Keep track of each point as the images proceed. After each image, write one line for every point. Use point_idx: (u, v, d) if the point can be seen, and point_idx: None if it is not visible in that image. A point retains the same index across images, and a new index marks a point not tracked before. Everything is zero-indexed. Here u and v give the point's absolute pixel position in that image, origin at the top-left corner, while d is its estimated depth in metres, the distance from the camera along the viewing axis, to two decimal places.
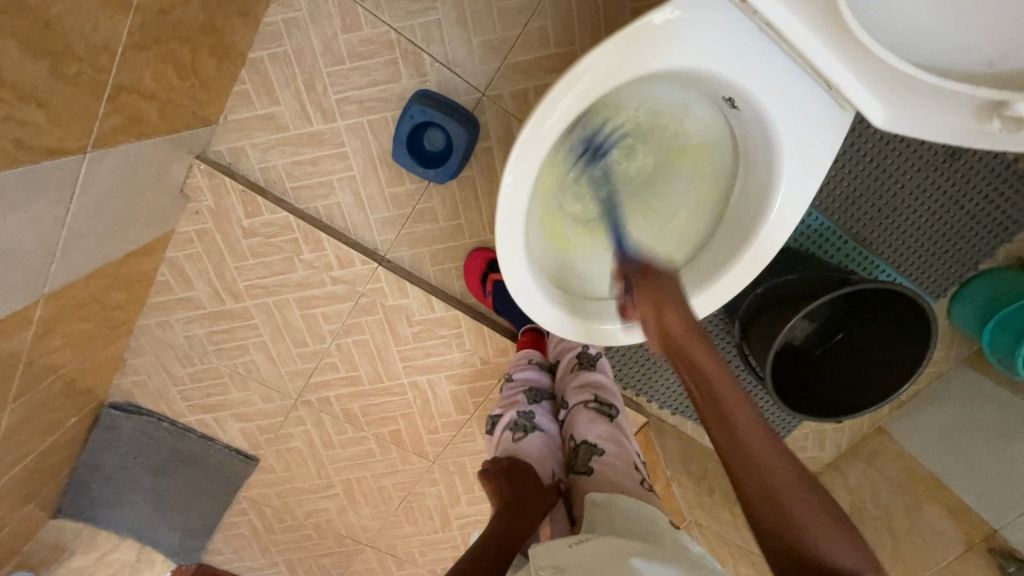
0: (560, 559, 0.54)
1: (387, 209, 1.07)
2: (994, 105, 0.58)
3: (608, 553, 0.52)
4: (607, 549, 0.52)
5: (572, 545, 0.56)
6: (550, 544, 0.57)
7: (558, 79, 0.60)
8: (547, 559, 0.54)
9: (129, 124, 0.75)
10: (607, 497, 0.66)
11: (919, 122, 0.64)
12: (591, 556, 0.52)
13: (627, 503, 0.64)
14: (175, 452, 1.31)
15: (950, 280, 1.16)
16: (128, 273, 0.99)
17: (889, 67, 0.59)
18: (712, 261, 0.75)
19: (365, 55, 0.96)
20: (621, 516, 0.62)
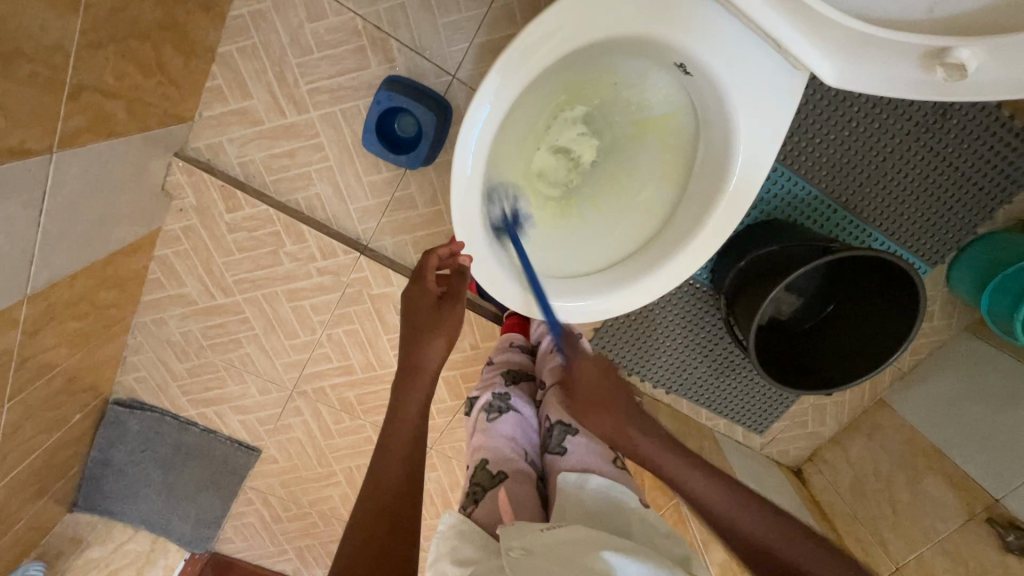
0: (532, 542, 0.53)
1: (366, 198, 1.07)
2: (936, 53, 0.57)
3: (581, 542, 0.51)
4: (579, 537, 0.52)
5: (543, 529, 0.56)
6: (521, 526, 0.57)
7: (499, 56, 0.60)
8: (518, 541, 0.54)
9: (96, 123, 0.77)
10: (580, 477, 0.67)
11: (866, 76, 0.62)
12: (562, 542, 0.52)
13: (598, 486, 0.65)
14: (179, 445, 1.35)
15: (947, 245, 1.13)
16: (117, 272, 1.02)
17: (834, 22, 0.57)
18: (680, 229, 0.73)
19: (332, 43, 0.96)
20: (596, 504, 0.63)
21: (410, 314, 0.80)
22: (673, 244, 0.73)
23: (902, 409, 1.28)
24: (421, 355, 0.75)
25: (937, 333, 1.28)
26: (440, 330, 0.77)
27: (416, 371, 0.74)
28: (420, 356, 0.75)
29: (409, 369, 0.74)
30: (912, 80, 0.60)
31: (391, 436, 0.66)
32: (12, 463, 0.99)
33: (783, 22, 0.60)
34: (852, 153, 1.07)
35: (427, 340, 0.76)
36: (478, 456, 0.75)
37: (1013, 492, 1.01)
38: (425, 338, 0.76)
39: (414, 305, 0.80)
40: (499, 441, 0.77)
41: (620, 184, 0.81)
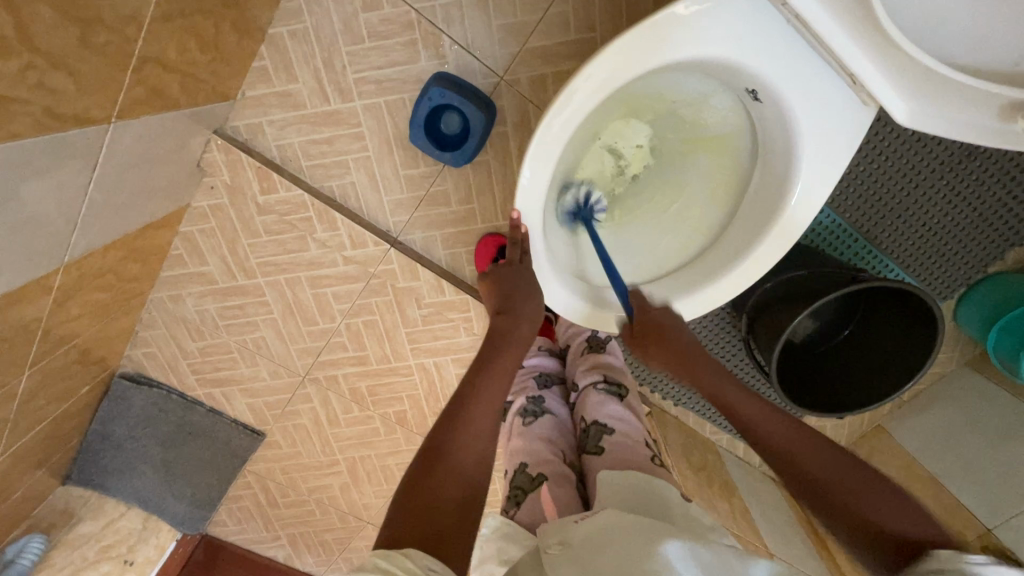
0: (569, 535, 0.54)
1: (401, 191, 1.07)
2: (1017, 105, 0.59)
3: (614, 528, 0.51)
4: (611, 523, 0.52)
5: (578, 521, 0.56)
6: (559, 522, 0.57)
7: (582, 66, 0.61)
8: (557, 536, 0.55)
9: (153, 96, 0.76)
10: (619, 473, 0.67)
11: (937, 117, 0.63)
12: (595, 530, 0.52)
13: (637, 477, 0.65)
14: (183, 425, 1.33)
15: (959, 281, 1.17)
16: (142, 245, 1.00)
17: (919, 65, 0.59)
18: (727, 250, 0.75)
19: (385, 35, 0.96)
20: (632, 494, 0.62)
21: (493, 283, 0.80)
22: (721, 264, 0.75)
23: (901, 437, 1.32)
24: (508, 328, 0.74)
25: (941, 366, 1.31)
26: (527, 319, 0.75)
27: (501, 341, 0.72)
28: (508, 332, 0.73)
29: (493, 341, 0.72)
30: (974, 125, 0.62)
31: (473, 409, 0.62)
32: (21, 431, 0.97)
33: (860, 53, 0.61)
34: (879, 183, 1.10)
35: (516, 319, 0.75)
36: (517, 459, 0.76)
37: (1004, 523, 1.05)
38: (516, 312, 0.75)
39: (504, 276, 0.79)
40: (537, 444, 0.77)
41: (667, 202, 0.83)
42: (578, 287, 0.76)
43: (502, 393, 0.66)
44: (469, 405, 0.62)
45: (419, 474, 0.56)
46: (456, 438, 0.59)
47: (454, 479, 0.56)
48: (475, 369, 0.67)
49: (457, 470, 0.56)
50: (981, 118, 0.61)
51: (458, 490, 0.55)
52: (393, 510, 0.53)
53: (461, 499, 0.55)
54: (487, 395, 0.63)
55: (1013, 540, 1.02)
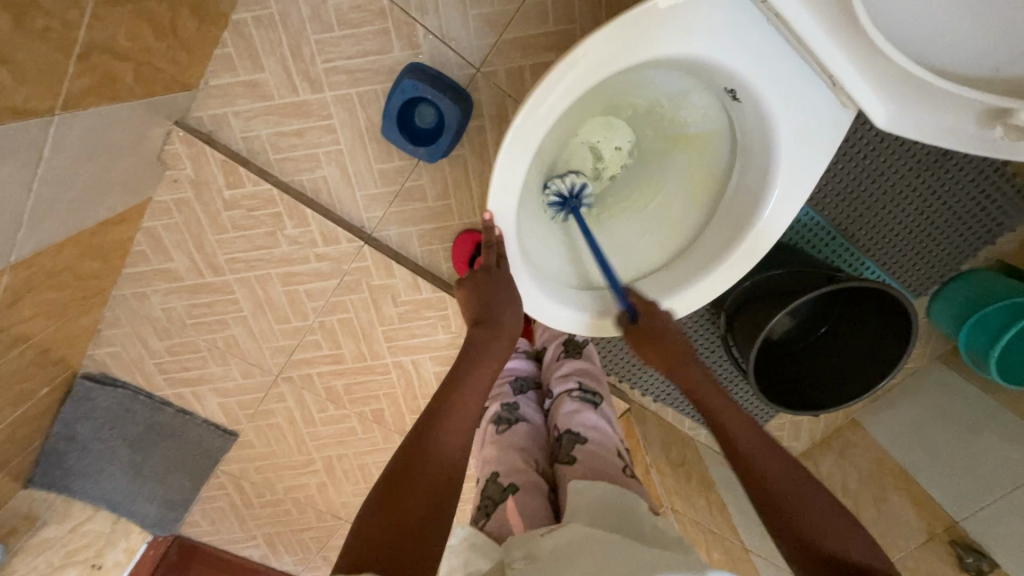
0: (535, 550, 0.53)
1: (375, 186, 1.04)
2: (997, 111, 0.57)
3: (580, 545, 0.50)
4: (578, 540, 0.51)
5: (544, 534, 0.54)
6: (526, 535, 0.56)
7: (555, 63, 0.59)
8: (523, 549, 0.54)
9: (104, 85, 0.71)
10: (589, 484, 0.66)
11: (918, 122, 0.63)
12: (562, 546, 0.51)
13: (608, 488, 0.64)
14: (151, 425, 1.28)
15: (931, 278, 1.18)
16: (100, 242, 0.95)
17: (897, 66, 0.57)
18: (702, 257, 0.75)
19: (356, 23, 0.92)
20: (603, 505, 0.62)
21: (470, 290, 0.75)
22: (696, 270, 0.74)
23: (875, 430, 1.33)
24: (485, 342, 0.70)
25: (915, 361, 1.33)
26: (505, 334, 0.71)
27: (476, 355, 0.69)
28: (484, 345, 0.70)
29: (470, 353, 0.69)
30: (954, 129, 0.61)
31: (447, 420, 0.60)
32: None
33: (841, 57, 0.60)
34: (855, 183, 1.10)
35: (495, 333, 0.71)
36: (489, 468, 0.74)
37: (972, 516, 1.07)
38: (495, 324, 0.71)
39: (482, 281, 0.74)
40: (509, 452, 0.76)
41: (645, 199, 0.81)
42: (553, 289, 0.75)
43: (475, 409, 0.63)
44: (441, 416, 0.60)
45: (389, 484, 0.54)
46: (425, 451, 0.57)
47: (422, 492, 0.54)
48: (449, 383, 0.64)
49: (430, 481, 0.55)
50: (962, 122, 0.61)
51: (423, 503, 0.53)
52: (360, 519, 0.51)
53: (434, 511, 0.53)
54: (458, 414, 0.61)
55: (980, 531, 1.05)
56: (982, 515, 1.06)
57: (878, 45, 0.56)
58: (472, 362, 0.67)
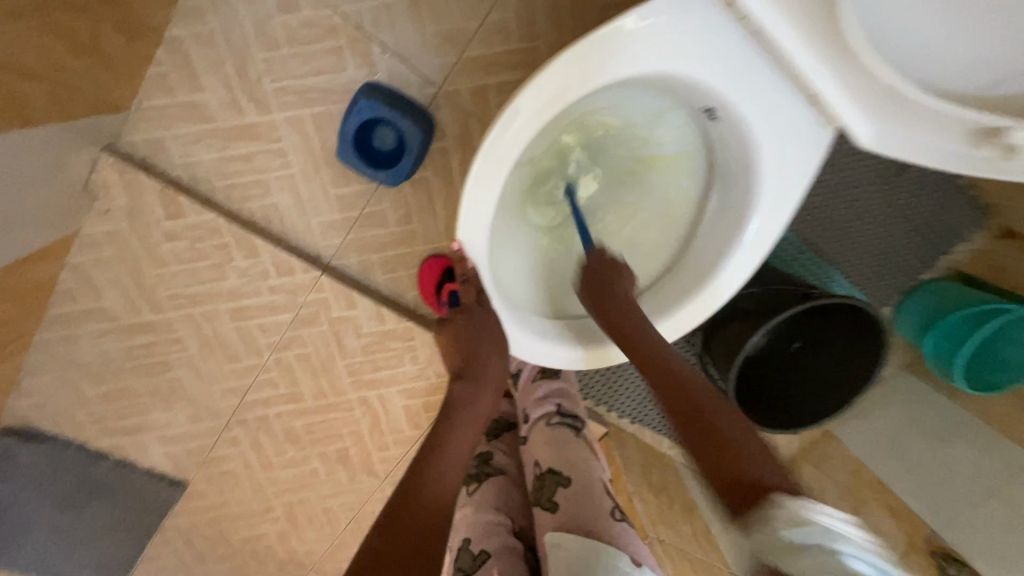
0: None
1: (332, 212, 0.97)
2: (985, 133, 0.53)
3: None
4: None
5: None
6: None
7: (527, 82, 0.55)
8: None
9: (7, 108, 0.62)
10: (567, 536, 0.62)
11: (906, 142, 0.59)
12: None
13: (587, 545, 0.60)
14: (86, 481, 1.12)
15: (893, 289, 1.21)
16: (16, 283, 0.84)
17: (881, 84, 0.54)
18: (682, 282, 0.72)
19: (306, 40, 0.86)
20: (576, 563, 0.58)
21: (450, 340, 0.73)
22: (676, 297, 0.71)
23: (847, 440, 1.31)
24: (466, 399, 0.69)
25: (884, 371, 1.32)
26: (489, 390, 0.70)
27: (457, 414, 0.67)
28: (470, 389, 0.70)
29: (451, 409, 0.68)
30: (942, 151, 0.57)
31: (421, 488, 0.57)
32: None
33: (823, 74, 0.57)
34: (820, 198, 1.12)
35: (480, 382, 0.70)
36: (461, 535, 0.70)
37: (949, 524, 1.08)
38: (479, 378, 0.70)
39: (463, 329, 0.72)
40: (482, 514, 0.71)
41: (622, 223, 0.78)
42: (531, 321, 0.70)
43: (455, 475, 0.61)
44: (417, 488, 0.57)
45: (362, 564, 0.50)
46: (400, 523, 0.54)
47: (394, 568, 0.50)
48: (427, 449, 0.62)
49: (415, 529, 0.54)
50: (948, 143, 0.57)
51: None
52: None
53: None
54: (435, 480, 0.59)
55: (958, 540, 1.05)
56: (960, 524, 1.06)
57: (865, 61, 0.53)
58: (459, 410, 0.68)
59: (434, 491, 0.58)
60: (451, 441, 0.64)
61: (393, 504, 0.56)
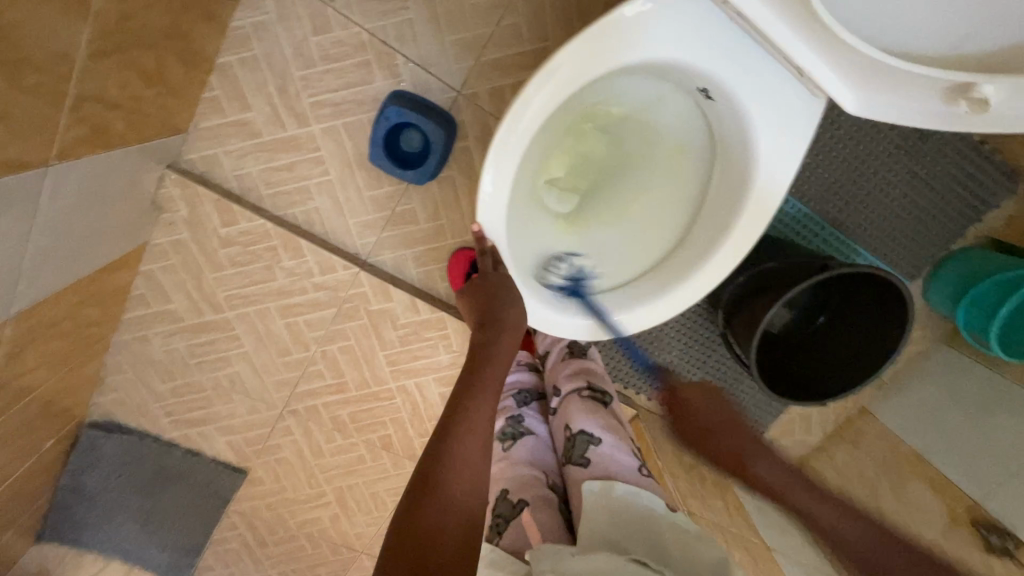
0: (563, 564, 0.53)
1: (367, 213, 1.06)
2: (960, 88, 0.58)
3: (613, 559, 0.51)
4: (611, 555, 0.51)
5: (575, 554, 0.54)
6: (551, 547, 0.56)
7: (531, 77, 0.61)
8: (547, 562, 0.53)
9: (94, 133, 0.72)
10: (604, 485, 0.67)
11: (890, 107, 0.63)
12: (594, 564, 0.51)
13: (624, 493, 0.65)
14: (160, 469, 1.26)
15: (922, 261, 1.19)
16: (100, 288, 0.96)
17: (862, 54, 0.58)
18: (696, 246, 0.75)
19: (338, 57, 0.95)
20: (617, 513, 0.63)
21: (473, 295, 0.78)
22: (692, 260, 0.74)
23: (886, 417, 1.31)
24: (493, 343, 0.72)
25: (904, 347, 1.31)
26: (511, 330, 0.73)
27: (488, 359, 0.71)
28: (491, 348, 0.72)
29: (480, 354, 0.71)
30: (925, 111, 0.62)
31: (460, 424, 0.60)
32: None
33: (808, 51, 0.60)
34: (838, 172, 1.13)
35: (502, 329, 0.73)
36: (498, 486, 0.75)
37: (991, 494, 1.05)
38: (500, 322, 0.73)
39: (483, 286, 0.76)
40: (519, 468, 0.77)
41: (634, 204, 0.83)
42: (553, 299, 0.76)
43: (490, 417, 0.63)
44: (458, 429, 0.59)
45: (412, 511, 0.51)
46: (446, 471, 0.55)
47: (443, 514, 0.51)
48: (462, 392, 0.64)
49: (458, 505, 0.53)
50: (926, 103, 0.61)
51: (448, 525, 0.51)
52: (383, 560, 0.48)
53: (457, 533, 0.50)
54: (476, 417, 0.61)
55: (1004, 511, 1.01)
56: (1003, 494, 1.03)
57: (839, 33, 0.57)
58: (481, 372, 0.68)
59: (471, 460, 0.57)
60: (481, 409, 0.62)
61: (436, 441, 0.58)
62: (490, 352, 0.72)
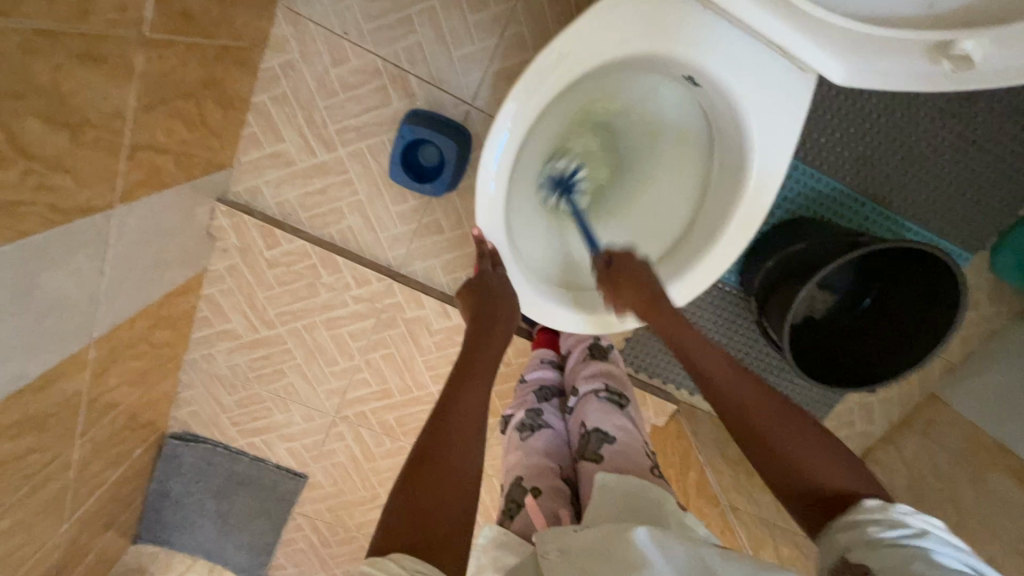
0: (567, 542, 0.56)
1: (395, 226, 1.12)
2: (943, 46, 0.60)
3: (610, 537, 0.53)
4: (608, 534, 0.53)
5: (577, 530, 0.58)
6: (558, 529, 0.59)
7: (517, 80, 0.65)
8: (554, 542, 0.57)
9: (149, 176, 0.83)
10: (617, 477, 0.69)
11: (877, 70, 0.65)
12: (593, 545, 0.53)
13: (634, 484, 0.67)
14: (231, 475, 1.38)
15: (986, 229, 1.07)
16: (168, 312, 1.08)
17: (839, 28, 0.61)
18: (701, 233, 0.77)
19: (357, 84, 1.02)
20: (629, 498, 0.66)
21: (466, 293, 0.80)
22: (697, 247, 0.76)
23: (959, 402, 1.17)
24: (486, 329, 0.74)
25: (966, 326, 1.20)
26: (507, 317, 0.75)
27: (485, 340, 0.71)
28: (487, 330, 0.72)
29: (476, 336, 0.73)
30: (912, 72, 0.64)
31: (457, 399, 0.62)
32: (83, 499, 1.04)
33: (787, 29, 0.63)
34: (871, 146, 1.03)
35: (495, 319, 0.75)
36: (514, 474, 0.80)
37: None
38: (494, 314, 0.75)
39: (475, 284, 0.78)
40: (534, 459, 0.80)
41: (640, 195, 0.86)
42: (559, 295, 0.79)
43: (487, 393, 0.65)
44: (456, 404, 0.62)
45: (411, 476, 0.55)
46: (445, 442, 0.58)
47: (442, 482, 0.55)
48: (459, 372, 0.66)
49: (455, 474, 0.56)
50: (914, 62, 0.63)
51: (446, 492, 0.54)
52: (387, 519, 0.53)
53: (458, 502, 0.54)
54: (473, 393, 0.63)
55: None
56: None
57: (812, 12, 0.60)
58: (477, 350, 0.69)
59: (468, 432, 0.59)
60: (473, 393, 0.63)
61: (437, 413, 0.61)
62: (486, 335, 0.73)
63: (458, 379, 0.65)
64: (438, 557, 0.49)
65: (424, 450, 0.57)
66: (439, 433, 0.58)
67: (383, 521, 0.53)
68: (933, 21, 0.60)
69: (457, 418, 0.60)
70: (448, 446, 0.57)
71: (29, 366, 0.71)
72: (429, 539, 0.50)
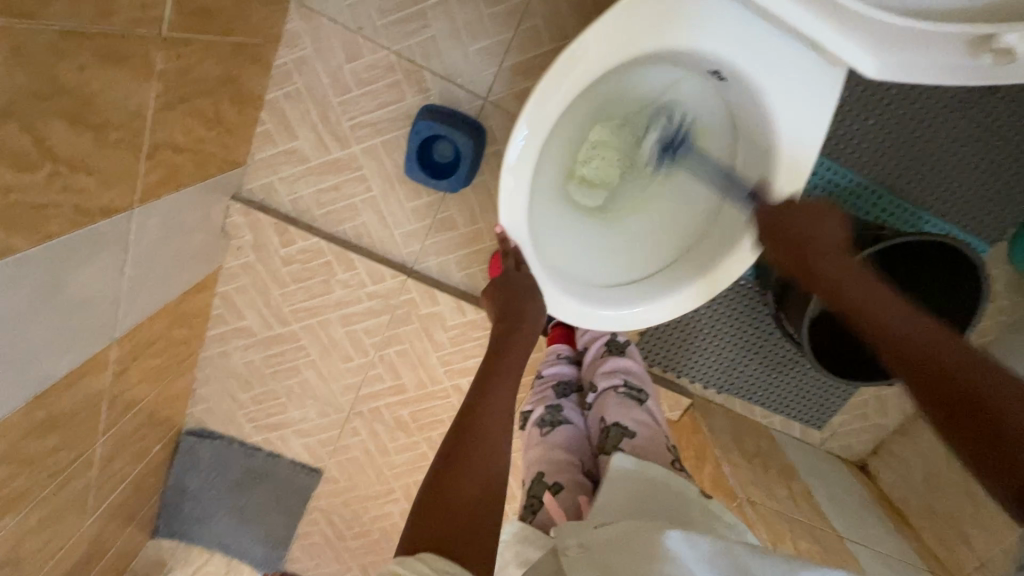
0: (586, 539, 0.57)
1: (409, 223, 1.12)
2: (982, 39, 0.60)
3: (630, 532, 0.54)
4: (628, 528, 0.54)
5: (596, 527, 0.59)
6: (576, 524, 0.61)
7: (544, 74, 0.64)
8: (574, 538, 0.58)
9: (168, 176, 0.83)
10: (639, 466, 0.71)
11: (910, 65, 0.65)
12: (612, 538, 0.54)
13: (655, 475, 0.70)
14: (248, 470, 1.40)
15: (1005, 221, 1.06)
16: (185, 310, 1.08)
17: (878, 22, 0.60)
18: (723, 229, 0.78)
19: (370, 80, 1.02)
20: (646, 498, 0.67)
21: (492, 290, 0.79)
22: (722, 244, 0.77)
23: None
24: (511, 333, 0.73)
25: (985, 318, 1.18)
26: (531, 320, 0.74)
27: (510, 348, 0.71)
28: (511, 338, 0.72)
29: (501, 341, 0.72)
30: (946, 65, 0.63)
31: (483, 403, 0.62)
32: (105, 495, 1.05)
33: (817, 21, 0.62)
34: (890, 136, 1.02)
35: (520, 321, 0.74)
36: (535, 469, 0.80)
37: None
38: (519, 314, 0.74)
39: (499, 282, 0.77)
40: (555, 454, 0.81)
41: (659, 190, 0.87)
42: (580, 290, 0.78)
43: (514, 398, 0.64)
44: (481, 409, 0.61)
45: (438, 476, 0.56)
46: (471, 445, 0.57)
47: (470, 484, 0.55)
48: (485, 378, 0.66)
49: (482, 478, 0.55)
50: (950, 56, 0.63)
51: (473, 494, 0.54)
52: (414, 517, 0.53)
53: (485, 504, 0.54)
54: (500, 398, 0.63)
55: None
56: None
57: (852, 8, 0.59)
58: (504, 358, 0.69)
59: (494, 437, 0.59)
60: (500, 395, 0.63)
61: (464, 415, 0.61)
62: (511, 342, 0.72)
63: (484, 385, 0.65)
64: (466, 555, 0.49)
65: (452, 452, 0.57)
66: (466, 438, 0.58)
67: (411, 520, 0.53)
68: (971, 14, 0.59)
69: (484, 421, 0.60)
70: (476, 449, 0.57)
71: (55, 367, 0.71)
72: (456, 539, 0.50)
